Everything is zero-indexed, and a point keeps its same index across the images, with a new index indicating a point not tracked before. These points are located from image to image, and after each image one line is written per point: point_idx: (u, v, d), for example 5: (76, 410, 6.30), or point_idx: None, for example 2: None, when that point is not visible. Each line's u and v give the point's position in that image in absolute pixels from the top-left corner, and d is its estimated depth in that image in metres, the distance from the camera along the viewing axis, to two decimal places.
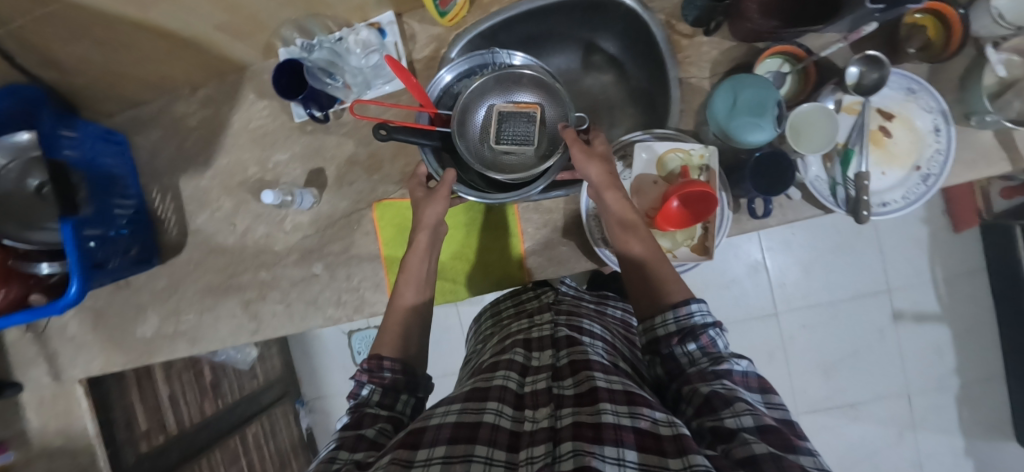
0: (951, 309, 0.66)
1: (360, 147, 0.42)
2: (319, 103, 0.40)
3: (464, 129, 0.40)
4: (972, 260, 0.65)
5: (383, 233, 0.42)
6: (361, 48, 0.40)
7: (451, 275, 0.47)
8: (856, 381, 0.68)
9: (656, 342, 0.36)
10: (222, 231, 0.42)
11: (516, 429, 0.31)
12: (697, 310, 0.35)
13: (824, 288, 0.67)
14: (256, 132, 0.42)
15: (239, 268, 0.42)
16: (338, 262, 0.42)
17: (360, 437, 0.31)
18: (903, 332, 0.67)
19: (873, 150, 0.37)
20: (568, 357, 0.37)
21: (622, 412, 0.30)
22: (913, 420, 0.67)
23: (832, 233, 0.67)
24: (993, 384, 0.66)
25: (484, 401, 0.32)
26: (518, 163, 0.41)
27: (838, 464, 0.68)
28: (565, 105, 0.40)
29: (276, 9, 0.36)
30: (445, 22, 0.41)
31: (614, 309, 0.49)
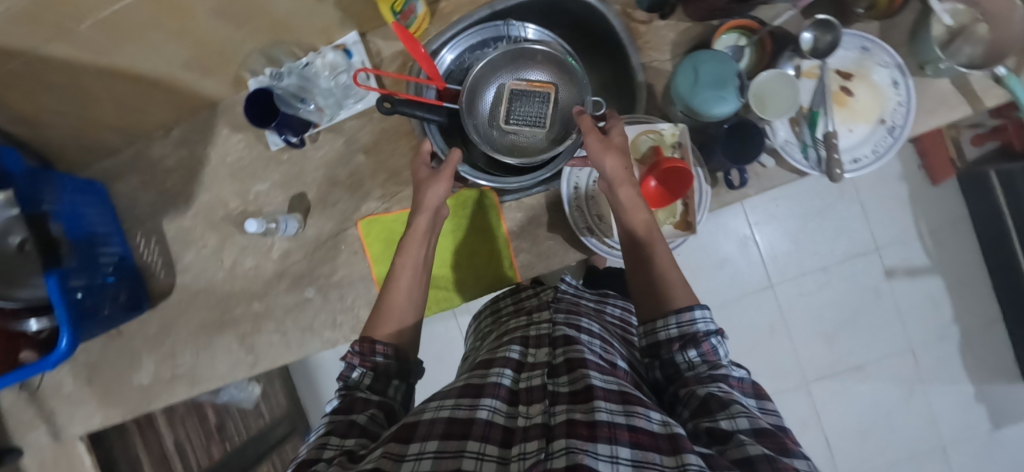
0: (940, 259, 0.75)
1: (341, 165, 0.43)
2: (294, 129, 0.41)
3: (473, 107, 0.41)
4: (954, 210, 0.75)
5: (372, 249, 0.42)
6: (329, 70, 0.41)
7: (444, 282, 0.44)
8: (858, 339, 0.77)
9: (657, 347, 0.32)
10: (210, 267, 0.44)
11: (510, 424, 0.24)
12: (700, 317, 0.31)
13: (815, 255, 0.76)
14: (233, 165, 0.44)
15: (232, 302, 0.44)
16: (329, 284, 0.43)
17: (351, 423, 0.26)
18: (896, 286, 0.76)
19: (837, 110, 0.38)
20: (564, 356, 0.30)
21: (617, 410, 0.24)
22: (919, 373, 0.77)
23: (815, 201, 0.75)
24: (993, 326, 0.76)
25: (478, 396, 0.26)
26: (528, 143, 0.42)
27: (857, 416, 0.78)
28: (581, 85, 0.40)
29: (241, 41, 0.38)
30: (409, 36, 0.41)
31: (613, 309, 0.46)
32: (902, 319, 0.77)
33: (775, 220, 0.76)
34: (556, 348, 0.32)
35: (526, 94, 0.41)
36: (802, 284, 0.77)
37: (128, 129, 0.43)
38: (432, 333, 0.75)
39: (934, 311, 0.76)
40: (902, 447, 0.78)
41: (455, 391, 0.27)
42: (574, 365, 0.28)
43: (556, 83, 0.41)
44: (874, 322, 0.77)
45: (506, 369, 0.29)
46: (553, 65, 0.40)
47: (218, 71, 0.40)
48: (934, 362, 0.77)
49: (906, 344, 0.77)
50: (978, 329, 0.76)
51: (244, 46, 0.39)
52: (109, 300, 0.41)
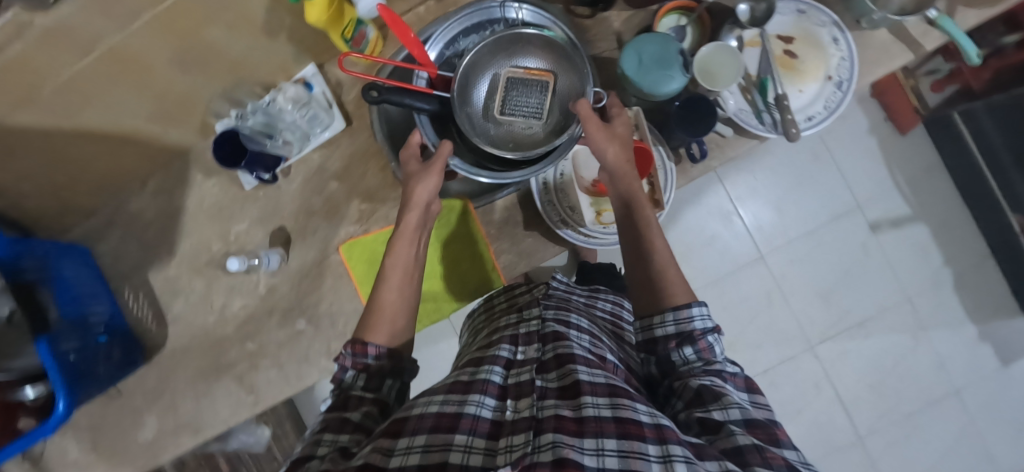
0: (921, 206, 0.76)
1: (316, 194, 0.44)
2: (265, 165, 0.41)
3: (466, 92, 0.38)
4: (927, 156, 0.76)
5: (356, 272, 0.43)
6: (292, 104, 0.42)
7: (432, 293, 0.45)
8: (855, 297, 0.78)
9: (652, 343, 0.33)
10: (200, 312, 0.45)
11: (498, 418, 0.25)
12: (697, 315, 0.32)
13: (800, 220, 0.77)
14: (211, 208, 0.45)
15: (226, 344, 0.44)
16: (319, 312, 0.43)
17: (344, 420, 0.27)
18: (884, 239, 0.77)
19: (784, 73, 0.39)
20: (552, 352, 0.30)
21: (603, 404, 0.25)
22: (921, 320, 0.78)
23: (791, 167, 0.77)
24: (986, 264, 0.77)
25: (467, 392, 0.27)
26: (524, 135, 0.39)
27: (866, 372, 0.78)
28: (583, 73, 0.38)
29: (202, 87, 0.39)
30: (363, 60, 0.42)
31: (605, 303, 0.45)
32: (895, 270, 0.77)
33: (754, 191, 0.77)
34: (545, 344, 0.32)
35: (524, 82, 0.39)
36: (792, 250, 0.77)
37: (102, 188, 0.44)
38: (434, 351, 0.75)
39: (924, 258, 0.77)
40: (915, 397, 0.78)
41: (443, 389, 0.28)
42: (563, 360, 0.29)
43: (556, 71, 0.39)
44: (868, 278, 0.77)
45: (496, 366, 0.30)
46: (554, 51, 0.38)
47: (184, 119, 0.41)
48: (934, 308, 0.77)
49: (903, 294, 0.78)
50: (971, 270, 0.77)
51: (206, 91, 0.40)
52: (102, 358, 0.41)
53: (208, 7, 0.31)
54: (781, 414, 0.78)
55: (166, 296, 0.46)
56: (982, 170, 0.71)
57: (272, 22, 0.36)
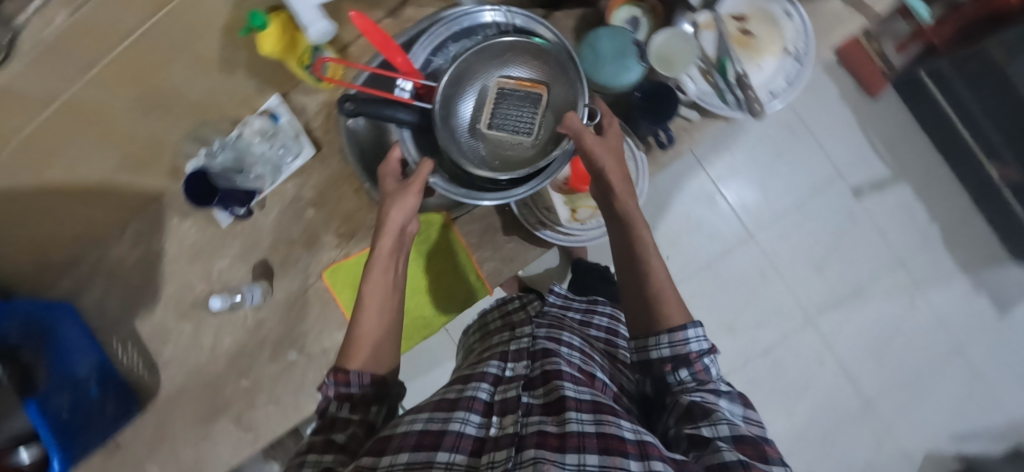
0: (900, 166, 0.77)
1: (294, 223, 0.44)
2: (238, 200, 0.41)
3: (451, 107, 0.39)
4: (900, 117, 0.77)
5: (342, 297, 0.43)
6: (260, 136, 0.43)
7: (418, 310, 0.45)
8: (847, 263, 0.78)
9: (648, 364, 0.34)
10: (190, 355, 0.44)
11: (482, 436, 0.26)
12: (692, 336, 0.32)
13: (783, 194, 0.77)
14: (191, 250, 0.45)
15: (220, 384, 0.44)
16: (310, 341, 0.43)
17: (329, 442, 0.28)
18: (868, 203, 0.77)
19: (741, 51, 0.39)
20: (539, 369, 0.30)
21: (587, 419, 0.25)
22: (915, 280, 0.78)
23: (767, 143, 0.77)
24: (971, 217, 0.77)
25: (453, 410, 0.28)
26: (513, 150, 0.39)
27: (866, 337, 0.78)
28: (576, 85, 0.37)
29: (166, 130, 0.39)
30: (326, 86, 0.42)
31: (601, 320, 0.44)
32: (884, 234, 0.78)
33: (735, 171, 0.78)
34: (534, 361, 0.32)
35: (514, 94, 0.39)
36: (779, 225, 0.78)
37: (79, 242, 0.44)
38: (435, 365, 0.74)
39: (910, 218, 0.77)
40: (918, 355, 0.79)
41: (429, 407, 0.29)
42: (550, 377, 0.29)
43: (549, 82, 0.38)
44: (857, 243, 0.78)
45: (484, 383, 0.31)
46: (544, 61, 0.38)
47: (153, 164, 0.41)
48: (926, 267, 0.78)
49: (894, 256, 0.78)
50: (958, 224, 0.77)
51: (172, 133, 0.40)
52: (99, 413, 0.42)
53: (160, 48, 0.31)
54: (788, 389, 0.79)
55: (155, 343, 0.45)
56: (956, 125, 0.71)
57: (230, 57, 0.36)
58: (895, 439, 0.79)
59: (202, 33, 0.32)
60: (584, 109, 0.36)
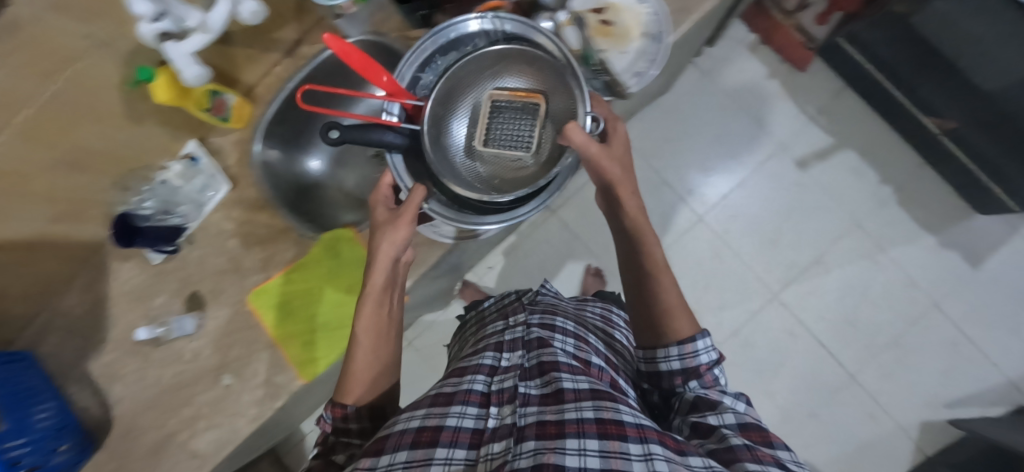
0: (839, 132, 0.81)
1: (221, 253, 0.49)
2: (166, 239, 0.47)
3: (443, 126, 0.41)
4: (831, 84, 0.81)
5: (267, 317, 0.48)
6: (182, 179, 0.50)
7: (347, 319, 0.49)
8: (800, 232, 0.79)
9: (657, 375, 0.38)
10: (137, 390, 0.48)
11: (480, 426, 0.28)
12: (702, 348, 0.36)
13: (735, 176, 0.81)
14: (131, 290, 0.49)
15: (164, 415, 0.47)
16: (243, 363, 0.47)
17: (330, 463, 0.32)
18: (814, 172, 0.80)
19: (603, 41, 0.42)
20: (536, 359, 0.34)
21: (587, 406, 0.27)
22: (878, 244, 0.78)
23: (703, 126, 0.81)
24: (924, 171, 0.79)
25: (450, 404, 0.30)
26: (513, 163, 0.41)
27: (839, 303, 0.78)
28: (573, 93, 0.39)
29: (94, 183, 0.45)
30: (233, 124, 0.50)
31: (594, 307, 0.53)
32: (836, 201, 0.79)
33: (677, 159, 0.82)
34: (529, 351, 0.36)
35: (511, 106, 0.41)
36: (729, 205, 0.80)
37: (34, 299, 0.48)
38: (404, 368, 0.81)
39: (859, 178, 0.80)
40: (901, 315, 0.77)
41: (426, 402, 0.31)
42: (546, 368, 0.32)
43: (547, 92, 0.41)
44: (810, 212, 0.79)
45: (480, 375, 0.33)
46: (540, 71, 0.40)
47: (88, 214, 0.46)
48: (884, 226, 0.79)
49: (850, 220, 0.79)
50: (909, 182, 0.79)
51: (99, 185, 0.46)
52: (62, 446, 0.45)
53: (66, 110, 0.37)
54: (766, 368, 0.78)
55: (105, 384, 0.49)
56: (883, 83, 0.75)
57: (132, 108, 0.44)
58: (889, 413, 0.76)
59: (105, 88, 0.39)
60: (586, 118, 0.38)
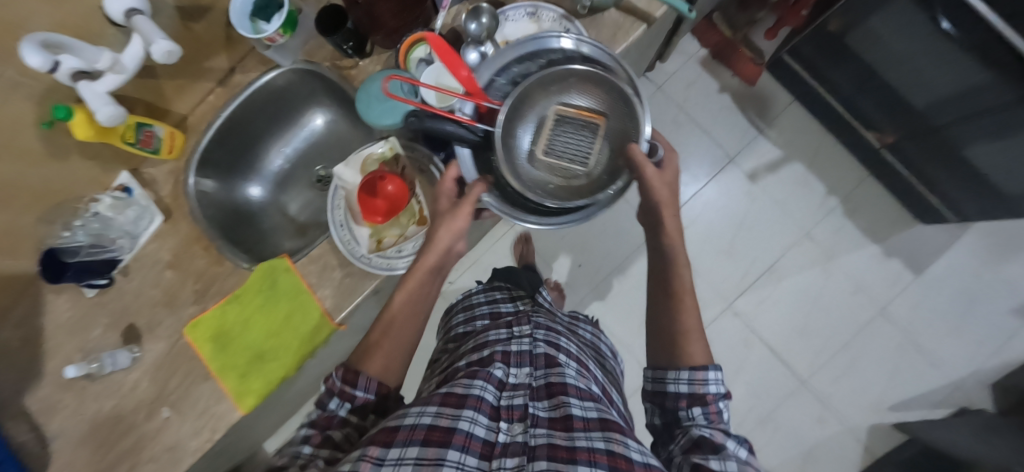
0: (790, 145, 1.32)
1: (156, 286, 0.79)
2: (100, 267, 0.75)
3: (516, 131, 0.67)
4: (786, 97, 1.33)
5: (200, 343, 0.76)
6: (114, 208, 0.80)
7: (274, 342, 0.78)
8: (762, 239, 1.29)
9: (663, 393, 0.63)
10: (67, 423, 0.72)
11: (487, 438, 0.59)
12: (711, 380, 0.60)
13: (742, 209, 1.30)
14: (68, 327, 0.76)
15: (97, 426, 0.72)
16: (179, 396, 0.75)
17: (330, 437, 0.55)
18: (764, 180, 1.31)
19: None
20: (546, 383, 0.68)
21: (592, 437, 0.57)
22: (828, 254, 1.28)
23: (703, 152, 1.32)
24: (865, 183, 1.30)
25: (464, 413, 0.60)
26: (570, 163, 0.69)
27: (797, 277, 1.28)
28: (624, 119, 0.67)
29: (31, 223, 0.73)
30: (165, 151, 0.83)
31: (584, 328, 0.93)
32: (788, 210, 1.30)
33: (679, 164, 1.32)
34: (535, 372, 0.71)
35: (574, 120, 0.68)
36: (709, 231, 1.30)
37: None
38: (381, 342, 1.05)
39: (806, 185, 1.30)
40: (842, 296, 1.26)
41: (441, 401, 0.62)
42: (554, 391, 0.66)
43: (603, 114, 0.68)
44: (769, 221, 1.30)
45: (490, 391, 0.65)
46: (600, 99, 0.67)
47: (22, 250, 0.73)
48: (831, 234, 1.29)
49: (805, 229, 1.29)
50: (850, 196, 1.29)
51: (31, 223, 0.73)
52: None
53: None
54: (738, 358, 1.25)
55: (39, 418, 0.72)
56: (829, 99, 1.23)
57: (56, 147, 0.72)
58: (833, 416, 1.22)
59: (27, 126, 0.66)
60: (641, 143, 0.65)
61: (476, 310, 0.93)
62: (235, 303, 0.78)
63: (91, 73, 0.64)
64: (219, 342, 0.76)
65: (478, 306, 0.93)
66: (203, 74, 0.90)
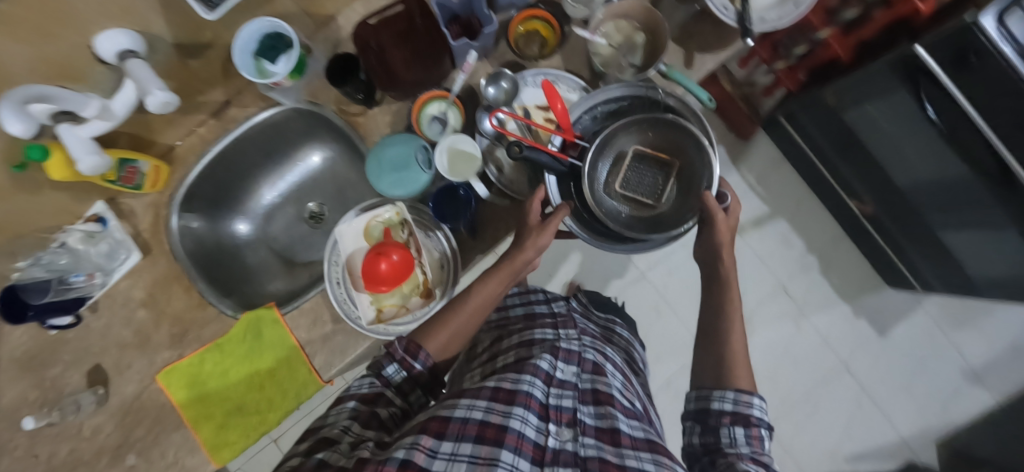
0: (775, 199, 1.71)
1: (129, 328, 1.07)
2: (55, 310, 0.99)
3: (597, 164, 0.87)
4: (776, 156, 1.71)
5: (178, 382, 1.05)
6: (81, 239, 1.05)
7: (255, 374, 1.07)
8: (749, 284, 1.69)
9: (706, 410, 0.76)
10: (30, 451, 1.01)
11: (536, 441, 0.62)
12: (756, 403, 0.72)
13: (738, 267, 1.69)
14: (30, 364, 1.03)
15: (70, 437, 1.01)
16: (148, 442, 1.03)
17: (375, 413, 0.68)
18: (751, 232, 1.70)
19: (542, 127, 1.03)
20: (593, 389, 0.74)
21: (647, 459, 0.63)
22: (803, 306, 1.68)
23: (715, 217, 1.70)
24: (842, 242, 1.70)
25: (515, 410, 0.63)
26: (640, 196, 0.91)
27: (777, 315, 1.68)
28: (704, 165, 0.86)
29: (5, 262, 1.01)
30: (150, 186, 1.06)
31: (616, 334, 1.09)
32: (769, 264, 1.69)
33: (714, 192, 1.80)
34: (580, 375, 0.76)
35: (648, 158, 0.90)
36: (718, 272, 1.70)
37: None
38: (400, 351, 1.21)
39: (787, 240, 1.70)
40: (810, 337, 1.67)
41: (490, 392, 0.66)
42: (600, 399, 0.72)
43: (672, 154, 0.89)
44: (750, 271, 1.69)
45: (540, 387, 0.69)
46: (673, 143, 0.88)
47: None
48: (805, 288, 1.69)
49: (784, 285, 1.68)
50: (828, 252, 1.70)
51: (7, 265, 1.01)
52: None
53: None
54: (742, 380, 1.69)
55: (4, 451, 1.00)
56: (812, 157, 1.60)
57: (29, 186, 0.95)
58: (798, 444, 1.64)
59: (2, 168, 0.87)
60: (712, 188, 0.85)
61: (511, 312, 1.03)
62: (212, 349, 1.07)
63: (75, 119, 0.85)
64: (196, 381, 1.06)
65: (514, 308, 1.04)
66: (196, 107, 1.10)
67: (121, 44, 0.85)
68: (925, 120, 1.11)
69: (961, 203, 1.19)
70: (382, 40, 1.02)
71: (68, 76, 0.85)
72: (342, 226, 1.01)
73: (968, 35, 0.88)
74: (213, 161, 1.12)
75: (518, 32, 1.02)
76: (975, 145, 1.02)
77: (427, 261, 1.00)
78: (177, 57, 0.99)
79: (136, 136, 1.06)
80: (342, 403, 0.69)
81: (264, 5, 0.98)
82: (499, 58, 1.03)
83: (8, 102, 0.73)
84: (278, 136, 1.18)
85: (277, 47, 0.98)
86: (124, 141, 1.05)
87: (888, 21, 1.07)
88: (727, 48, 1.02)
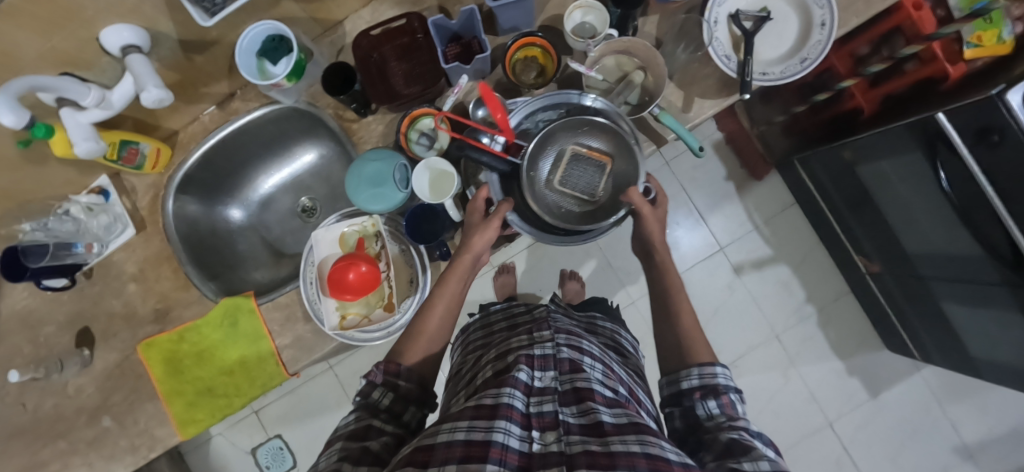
0: (777, 245, 1.76)
1: (115, 299, 1.12)
2: (54, 275, 1.05)
3: (534, 162, 0.93)
4: (783, 204, 1.77)
5: (150, 358, 1.08)
6: (83, 210, 1.11)
7: (225, 359, 1.10)
8: (746, 329, 1.75)
9: (679, 393, 0.78)
10: (16, 403, 1.07)
11: (521, 452, 0.63)
12: (720, 372, 0.76)
13: (734, 308, 1.75)
14: (23, 321, 1.09)
15: (51, 394, 1.07)
16: (121, 408, 1.07)
17: (365, 446, 0.67)
18: (747, 274, 1.76)
19: None
20: (573, 389, 0.75)
21: (633, 441, 0.63)
22: (795, 359, 1.73)
23: (715, 260, 1.77)
24: (844, 298, 1.75)
25: (493, 421, 0.65)
26: (575, 191, 0.96)
27: (771, 360, 1.73)
28: (632, 163, 0.95)
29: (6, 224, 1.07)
30: (151, 169, 1.13)
31: (603, 324, 1.14)
32: (761, 309, 1.75)
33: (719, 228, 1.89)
34: (558, 378, 0.78)
35: (583, 155, 0.95)
36: (715, 310, 1.76)
37: None
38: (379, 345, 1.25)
39: (787, 287, 1.75)
40: (797, 388, 1.72)
41: (468, 415, 0.67)
42: (582, 396, 0.73)
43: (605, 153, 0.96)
44: (742, 316, 1.75)
45: (515, 390, 0.71)
46: (605, 143, 0.95)
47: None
48: (800, 339, 1.74)
49: (776, 336, 1.74)
50: (829, 306, 1.74)
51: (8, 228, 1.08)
52: None
53: None
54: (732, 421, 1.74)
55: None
56: (818, 203, 1.64)
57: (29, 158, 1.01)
58: None
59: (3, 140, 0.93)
60: (640, 185, 0.96)
61: (495, 327, 1.07)
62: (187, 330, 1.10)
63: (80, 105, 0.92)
64: (167, 359, 1.09)
65: (496, 321, 1.09)
66: (201, 97, 1.15)
67: (126, 39, 0.89)
68: (938, 190, 1.15)
69: (955, 268, 1.24)
70: (384, 52, 1.12)
71: (71, 62, 0.91)
72: (320, 231, 1.06)
73: (995, 108, 0.95)
74: (211, 150, 1.18)
75: (516, 59, 1.07)
76: (985, 219, 1.05)
77: (395, 276, 1.04)
78: (183, 52, 1.02)
79: (140, 120, 1.12)
80: (331, 446, 0.69)
81: (271, 9, 1.01)
82: (495, 80, 1.09)
83: (5, 93, 0.78)
84: (279, 132, 1.24)
85: (278, 49, 1.04)
86: (128, 124, 1.12)
87: (918, 77, 1.22)
88: (727, 97, 1.08)
